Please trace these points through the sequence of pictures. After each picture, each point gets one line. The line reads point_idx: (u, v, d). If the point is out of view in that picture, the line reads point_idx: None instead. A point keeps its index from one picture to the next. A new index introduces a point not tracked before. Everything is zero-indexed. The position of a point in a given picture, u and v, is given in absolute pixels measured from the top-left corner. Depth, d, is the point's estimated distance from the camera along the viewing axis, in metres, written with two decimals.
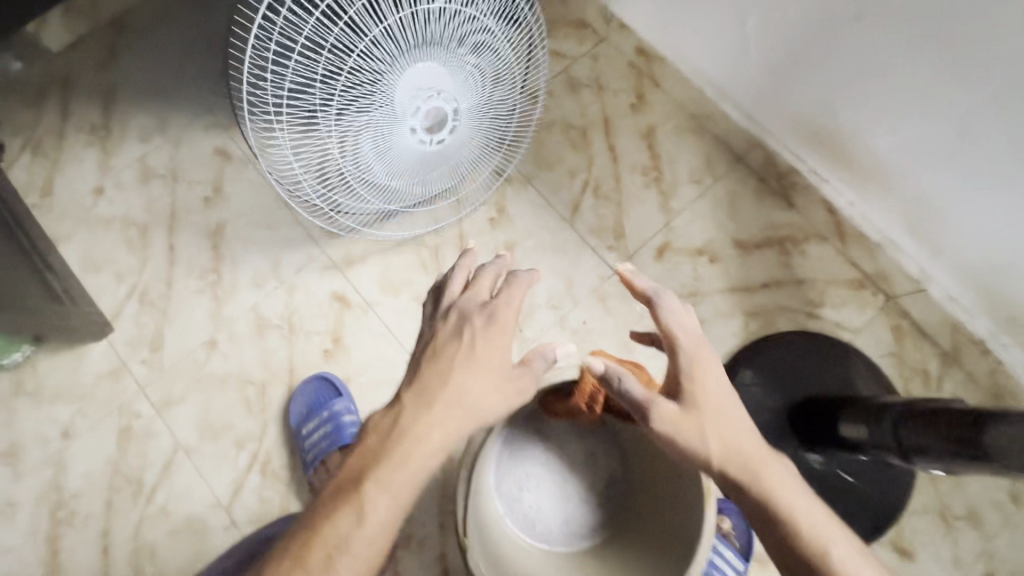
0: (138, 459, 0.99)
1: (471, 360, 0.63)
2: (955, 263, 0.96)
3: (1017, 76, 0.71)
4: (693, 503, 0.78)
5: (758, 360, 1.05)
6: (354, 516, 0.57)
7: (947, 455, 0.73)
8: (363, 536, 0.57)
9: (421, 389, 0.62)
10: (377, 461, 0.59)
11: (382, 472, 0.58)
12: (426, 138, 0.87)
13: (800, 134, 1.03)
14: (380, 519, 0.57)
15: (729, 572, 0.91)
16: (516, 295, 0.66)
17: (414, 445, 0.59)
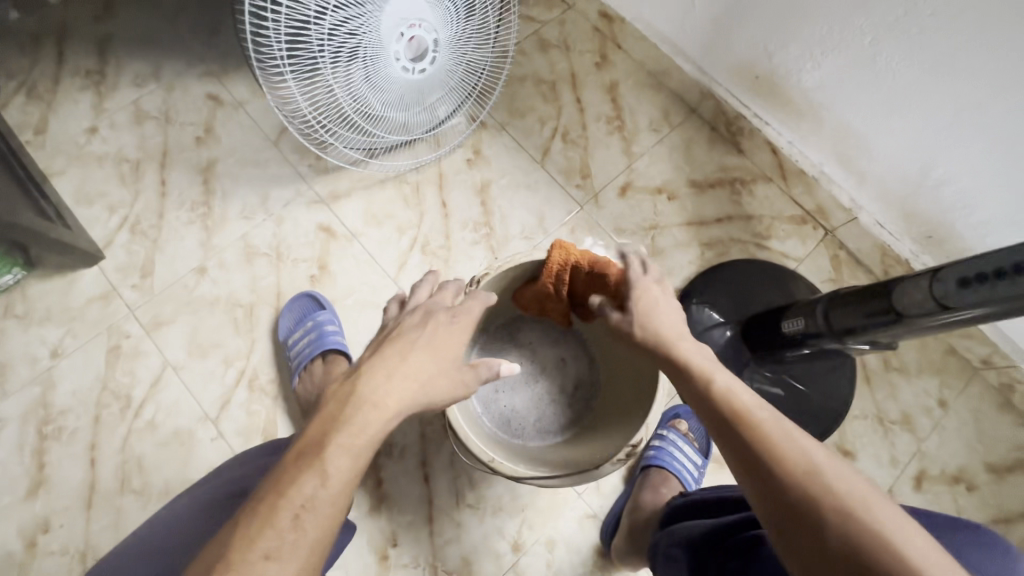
0: (127, 376, 1.03)
1: (435, 351, 0.66)
2: (879, 189, 1.10)
3: (918, 24, 0.84)
4: (650, 366, 0.84)
5: (712, 285, 1.15)
6: (314, 476, 0.53)
7: (869, 324, 0.82)
8: (328, 494, 0.53)
9: (384, 366, 0.63)
10: (337, 424, 0.57)
11: (346, 436, 0.56)
12: (410, 68, 0.95)
13: (745, 80, 1.16)
14: (342, 480, 0.54)
15: (689, 466, 1.01)
16: (476, 306, 0.71)
17: (372, 414, 0.59)
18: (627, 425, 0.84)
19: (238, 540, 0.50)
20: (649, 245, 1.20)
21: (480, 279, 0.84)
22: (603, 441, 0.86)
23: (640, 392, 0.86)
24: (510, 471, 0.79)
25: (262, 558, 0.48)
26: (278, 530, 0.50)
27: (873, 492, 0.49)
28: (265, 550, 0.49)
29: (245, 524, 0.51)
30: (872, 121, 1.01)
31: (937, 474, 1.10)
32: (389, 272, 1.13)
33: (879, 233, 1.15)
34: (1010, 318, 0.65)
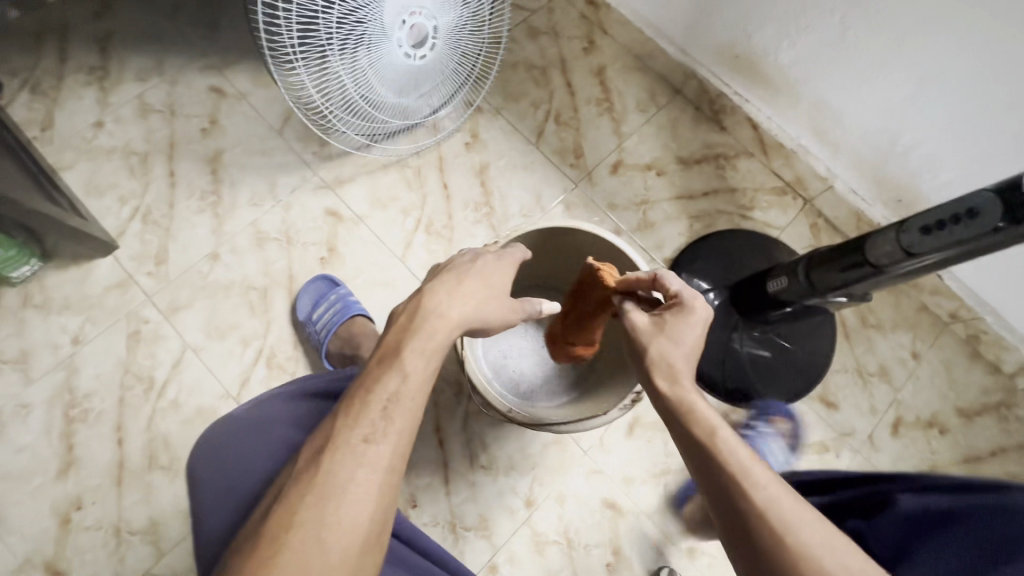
0: (148, 359, 1.06)
1: (485, 274, 0.72)
2: (852, 158, 1.18)
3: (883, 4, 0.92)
4: None
5: (701, 255, 1.23)
6: (397, 374, 0.59)
7: (848, 279, 0.89)
8: (410, 389, 0.59)
9: (444, 283, 0.69)
10: (411, 331, 0.63)
11: (420, 340, 0.63)
12: (412, 54, 1.00)
13: (724, 60, 1.24)
14: (422, 374, 0.61)
15: None
16: (518, 252, 0.77)
17: (437, 322, 0.65)
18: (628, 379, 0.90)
19: (338, 431, 0.56)
20: (641, 219, 1.27)
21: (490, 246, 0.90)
22: (605, 396, 0.92)
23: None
24: (518, 418, 0.86)
25: (363, 441, 0.55)
26: (373, 419, 0.56)
27: (807, 512, 0.52)
28: (363, 433, 0.55)
29: (341, 417, 0.57)
30: (844, 93, 1.08)
31: (913, 420, 1.19)
32: (396, 252, 1.18)
33: (853, 200, 1.23)
34: (970, 259, 0.73)
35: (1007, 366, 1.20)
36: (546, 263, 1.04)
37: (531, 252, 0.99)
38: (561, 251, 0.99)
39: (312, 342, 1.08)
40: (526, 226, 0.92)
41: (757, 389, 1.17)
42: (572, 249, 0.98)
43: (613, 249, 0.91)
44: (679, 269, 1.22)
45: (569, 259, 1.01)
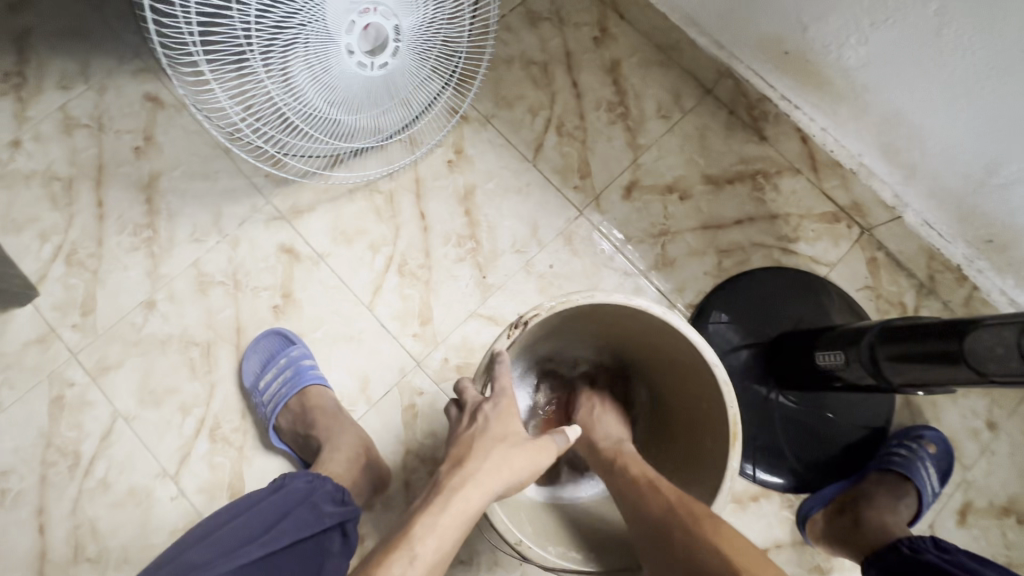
0: (74, 430, 0.92)
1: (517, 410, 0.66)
2: (931, 185, 0.93)
3: None
4: (721, 433, 0.67)
5: (730, 301, 1.01)
6: (404, 555, 0.55)
7: (931, 374, 0.68)
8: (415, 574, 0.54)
9: (458, 452, 0.63)
10: (426, 507, 0.59)
11: (432, 515, 0.58)
12: (367, 61, 0.78)
13: (771, 57, 0.99)
14: (430, 557, 0.56)
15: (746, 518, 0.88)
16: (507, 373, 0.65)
17: (456, 490, 0.60)
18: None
19: None
20: (660, 254, 1.05)
21: (527, 319, 0.66)
22: None
23: (697, 472, 0.70)
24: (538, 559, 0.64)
25: None
26: None
27: None
28: None
29: None
30: (930, 107, 0.83)
31: (984, 506, 0.98)
32: (362, 298, 0.99)
33: (926, 234, 0.99)
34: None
35: None
36: (594, 328, 0.77)
37: (572, 320, 0.74)
38: (612, 323, 0.74)
39: (259, 412, 0.92)
40: (577, 296, 0.67)
41: (796, 466, 0.96)
42: (630, 325, 0.73)
43: (688, 343, 0.67)
44: (703, 318, 1.01)
45: (622, 333, 0.77)
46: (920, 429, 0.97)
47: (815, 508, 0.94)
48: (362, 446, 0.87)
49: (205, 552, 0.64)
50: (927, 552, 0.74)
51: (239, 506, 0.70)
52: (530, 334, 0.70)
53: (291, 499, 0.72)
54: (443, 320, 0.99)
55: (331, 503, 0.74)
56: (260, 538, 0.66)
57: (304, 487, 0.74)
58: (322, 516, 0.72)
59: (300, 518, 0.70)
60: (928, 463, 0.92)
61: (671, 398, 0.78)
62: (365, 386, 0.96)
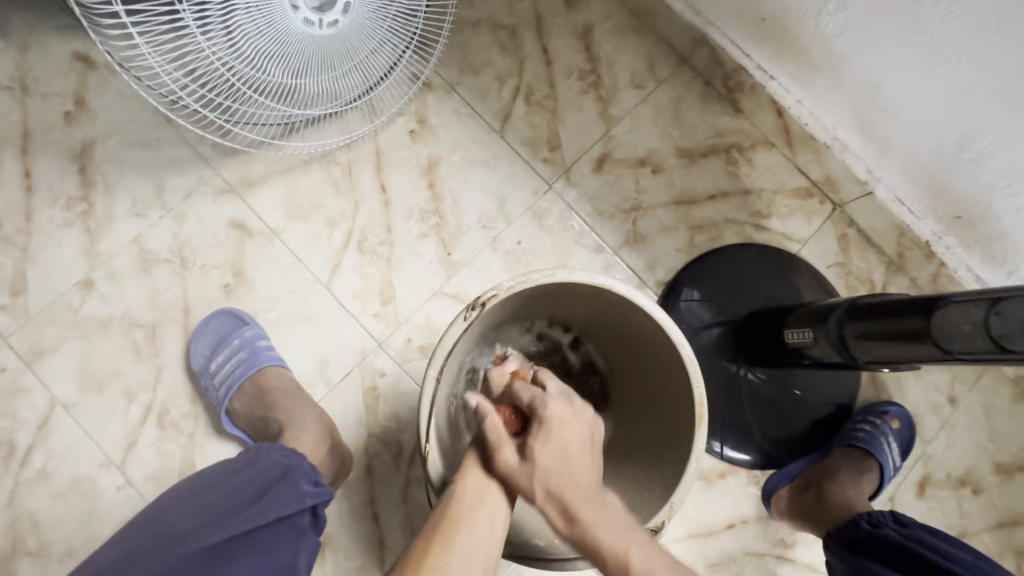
0: (8, 419, 0.86)
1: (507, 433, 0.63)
2: (903, 160, 0.92)
3: None
4: (688, 413, 0.65)
5: (700, 277, 0.99)
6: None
7: (895, 352, 0.67)
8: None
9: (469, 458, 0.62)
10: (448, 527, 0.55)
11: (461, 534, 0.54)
12: (313, 18, 0.72)
13: (747, 24, 0.95)
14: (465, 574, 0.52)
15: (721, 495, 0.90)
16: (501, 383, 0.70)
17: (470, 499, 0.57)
18: (643, 504, 0.67)
19: None
20: (631, 231, 1.02)
21: (484, 301, 0.63)
22: None
23: (664, 454, 0.68)
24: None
25: None
26: None
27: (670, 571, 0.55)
28: None
29: None
30: (905, 78, 0.81)
31: (943, 478, 1.01)
32: (320, 277, 0.94)
33: (898, 211, 0.99)
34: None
35: None
36: (559, 308, 0.74)
37: (535, 302, 0.71)
38: (577, 305, 0.71)
39: (211, 397, 0.87)
40: (538, 276, 0.64)
41: (763, 444, 0.96)
42: (595, 304, 0.70)
43: (653, 323, 0.65)
44: (672, 295, 0.99)
45: (586, 314, 0.74)
46: (885, 405, 0.98)
47: (781, 483, 0.94)
48: (325, 428, 0.82)
49: (173, 528, 0.57)
50: (885, 526, 0.75)
51: (211, 482, 0.63)
52: (489, 317, 0.67)
53: (267, 475, 0.64)
54: (405, 299, 0.94)
55: (309, 484, 0.66)
56: (234, 516, 0.58)
57: (283, 462, 0.66)
58: (301, 495, 0.64)
59: (278, 496, 0.62)
60: (891, 438, 0.93)
61: (638, 380, 0.75)
62: (324, 368, 0.91)
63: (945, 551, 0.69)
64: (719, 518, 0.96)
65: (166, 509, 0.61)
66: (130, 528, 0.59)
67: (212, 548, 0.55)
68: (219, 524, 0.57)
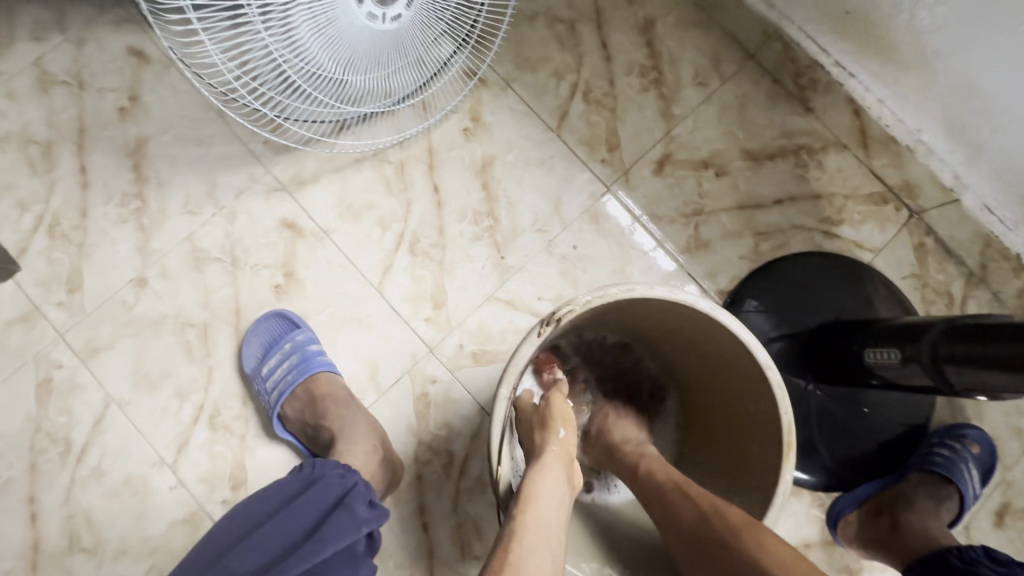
0: (64, 415, 0.86)
1: (550, 450, 0.60)
2: (997, 164, 0.85)
3: None
4: (772, 441, 0.61)
5: (766, 287, 0.94)
6: None
7: (1001, 380, 0.61)
8: None
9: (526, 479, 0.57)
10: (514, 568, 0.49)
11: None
12: (377, 13, 0.68)
13: (829, 17, 0.89)
14: None
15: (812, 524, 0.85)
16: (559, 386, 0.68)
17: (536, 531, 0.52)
18: None
19: None
20: (692, 237, 0.97)
21: (559, 316, 0.59)
22: None
23: (743, 480, 0.65)
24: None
25: None
26: None
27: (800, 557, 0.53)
28: None
29: None
30: (1010, 76, 0.74)
31: (1023, 507, 0.94)
32: (371, 279, 0.92)
33: (985, 218, 0.91)
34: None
35: None
36: (630, 321, 0.70)
37: (606, 316, 0.67)
38: (649, 319, 0.68)
39: (261, 400, 0.86)
40: (615, 290, 0.60)
41: (830, 465, 0.90)
42: (670, 319, 0.66)
43: (738, 344, 0.61)
44: (735, 305, 0.94)
45: (657, 328, 0.70)
46: (963, 428, 0.91)
47: (849, 507, 0.89)
48: (377, 438, 0.80)
49: (230, 567, 0.56)
50: (982, 564, 0.70)
51: (272, 502, 0.62)
52: (560, 332, 0.63)
53: (324, 499, 0.62)
54: (458, 304, 0.91)
55: (365, 506, 0.63)
56: (289, 557, 0.57)
57: (339, 484, 0.64)
58: (358, 522, 0.61)
59: (333, 525, 0.60)
60: (971, 466, 0.87)
61: (712, 398, 0.72)
62: (375, 374, 0.89)
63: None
64: None
65: (243, 520, 0.61)
66: (202, 547, 0.60)
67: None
68: (274, 565, 0.56)
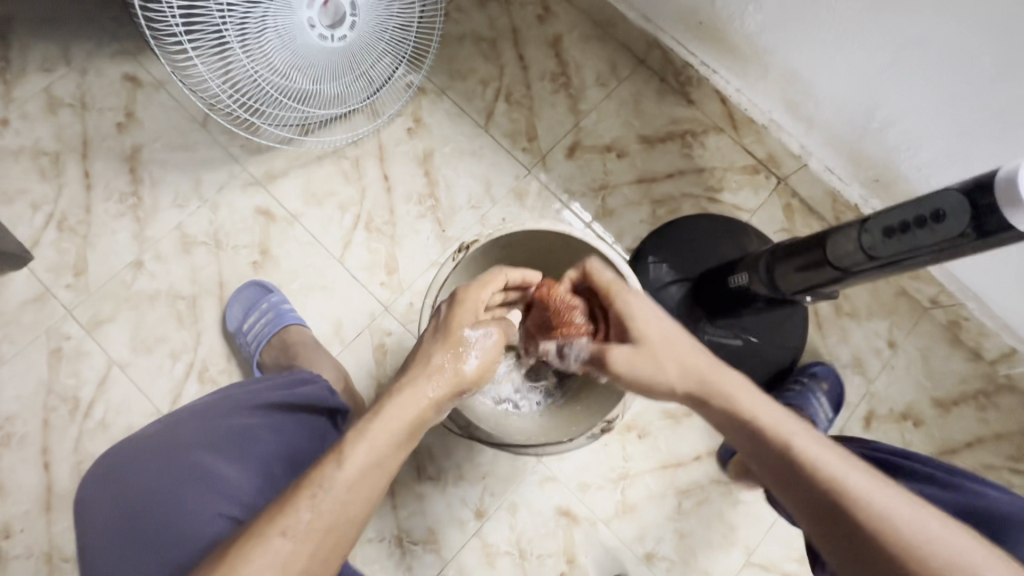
0: (73, 378, 1.01)
1: (419, 389, 0.65)
2: (826, 133, 1.06)
3: None
4: None
5: (663, 243, 1.14)
6: (342, 460, 0.58)
7: (807, 276, 0.82)
8: (341, 477, 0.56)
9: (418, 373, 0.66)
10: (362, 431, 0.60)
11: (376, 440, 0.60)
12: (327, 34, 0.88)
13: (687, 27, 1.11)
14: (361, 463, 0.58)
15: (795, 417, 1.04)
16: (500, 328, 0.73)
17: (402, 406, 0.63)
18: (603, 401, 0.83)
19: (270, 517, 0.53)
20: (600, 206, 1.18)
21: (468, 245, 0.85)
22: (579, 417, 0.84)
23: None
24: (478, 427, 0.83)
25: (279, 534, 0.52)
26: (297, 506, 0.54)
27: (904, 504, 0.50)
28: (282, 530, 0.52)
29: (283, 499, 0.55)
30: (813, 62, 0.97)
31: (886, 413, 1.14)
32: (335, 253, 1.10)
33: (829, 178, 1.12)
34: (981, 249, 0.60)
35: (988, 352, 1.13)
36: (536, 259, 0.91)
37: (512, 255, 0.90)
38: (543, 252, 0.88)
39: (243, 353, 1.03)
40: (509, 225, 0.84)
41: None
42: (564, 253, 0.87)
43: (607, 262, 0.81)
44: (639, 260, 1.13)
45: (555, 264, 0.90)
46: (812, 368, 1.10)
47: None
48: (341, 377, 0.97)
49: (226, 399, 0.74)
50: None
51: (261, 380, 0.80)
52: (470, 263, 0.85)
53: (296, 379, 0.79)
54: (407, 270, 1.10)
55: (328, 393, 0.80)
56: (284, 389, 0.76)
57: (309, 377, 0.81)
58: (319, 396, 0.78)
59: (299, 393, 0.76)
60: (819, 396, 1.06)
61: None
62: (339, 330, 1.07)
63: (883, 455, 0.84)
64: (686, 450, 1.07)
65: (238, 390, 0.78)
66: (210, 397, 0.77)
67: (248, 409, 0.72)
68: (271, 391, 0.76)
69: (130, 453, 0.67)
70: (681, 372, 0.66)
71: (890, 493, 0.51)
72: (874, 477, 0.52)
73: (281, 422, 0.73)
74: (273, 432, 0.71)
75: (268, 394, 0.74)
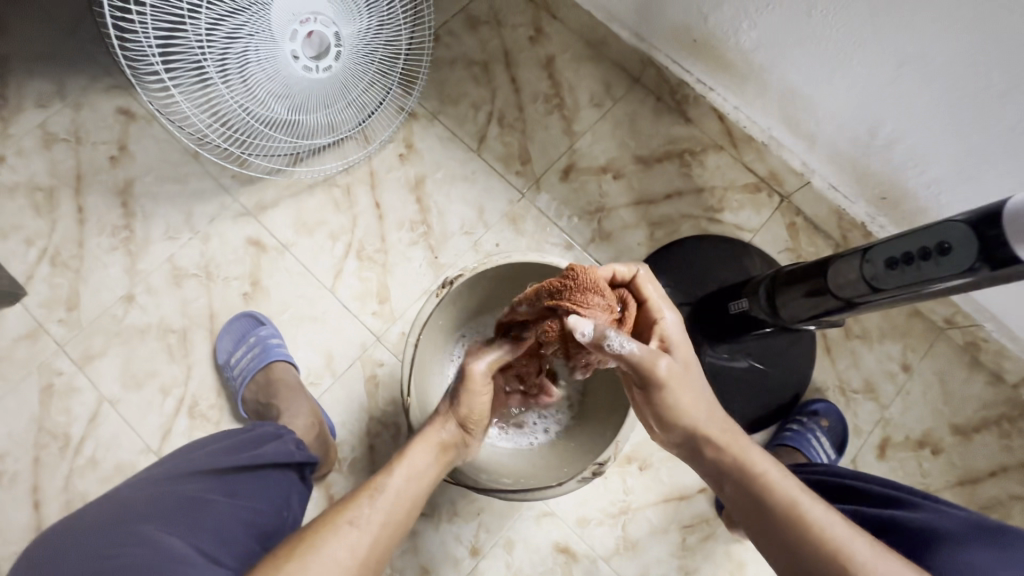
0: (64, 415, 1.00)
1: (436, 431, 0.70)
2: (829, 151, 1.02)
3: None
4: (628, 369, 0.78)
5: (661, 267, 1.10)
6: (398, 469, 0.66)
7: (808, 305, 0.78)
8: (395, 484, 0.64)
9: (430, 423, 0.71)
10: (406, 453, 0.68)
11: (414, 462, 0.67)
12: (311, 66, 0.86)
13: (681, 45, 1.08)
14: (407, 474, 0.65)
15: (823, 456, 1.02)
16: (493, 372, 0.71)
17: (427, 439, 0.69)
18: (597, 440, 0.80)
19: (334, 513, 0.60)
20: (597, 229, 1.15)
21: (452, 279, 0.82)
22: (571, 459, 0.81)
23: (615, 403, 0.81)
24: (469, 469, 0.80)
25: (348, 523, 0.59)
26: (359, 502, 0.61)
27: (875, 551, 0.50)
28: (349, 519, 0.59)
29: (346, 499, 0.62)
30: (813, 78, 0.93)
31: (902, 440, 1.08)
32: (326, 282, 1.08)
33: (833, 197, 1.08)
34: (993, 282, 0.56)
35: (1010, 375, 1.07)
36: None
37: (502, 287, 0.88)
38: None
39: (232, 387, 1.01)
40: (495, 258, 0.82)
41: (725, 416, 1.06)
42: None
43: None
44: None
45: None
46: (813, 405, 1.07)
47: None
48: (318, 417, 0.95)
49: (193, 457, 0.72)
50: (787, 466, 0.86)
51: (231, 430, 0.80)
52: (461, 299, 0.84)
53: (269, 432, 0.80)
54: (399, 299, 1.08)
55: (297, 446, 0.81)
56: (244, 452, 0.74)
57: (275, 430, 0.81)
58: (291, 451, 0.79)
59: (274, 448, 0.77)
60: (819, 435, 1.03)
61: None
62: (330, 361, 1.05)
63: (875, 494, 0.68)
64: (690, 482, 1.02)
65: (203, 445, 0.76)
66: (179, 453, 0.74)
67: (213, 472, 0.69)
68: (229, 454, 0.73)
69: (78, 523, 0.61)
70: (712, 417, 0.64)
71: (868, 544, 0.50)
72: (858, 530, 0.52)
73: (239, 486, 0.69)
74: (231, 498, 0.67)
75: (226, 458, 0.71)
